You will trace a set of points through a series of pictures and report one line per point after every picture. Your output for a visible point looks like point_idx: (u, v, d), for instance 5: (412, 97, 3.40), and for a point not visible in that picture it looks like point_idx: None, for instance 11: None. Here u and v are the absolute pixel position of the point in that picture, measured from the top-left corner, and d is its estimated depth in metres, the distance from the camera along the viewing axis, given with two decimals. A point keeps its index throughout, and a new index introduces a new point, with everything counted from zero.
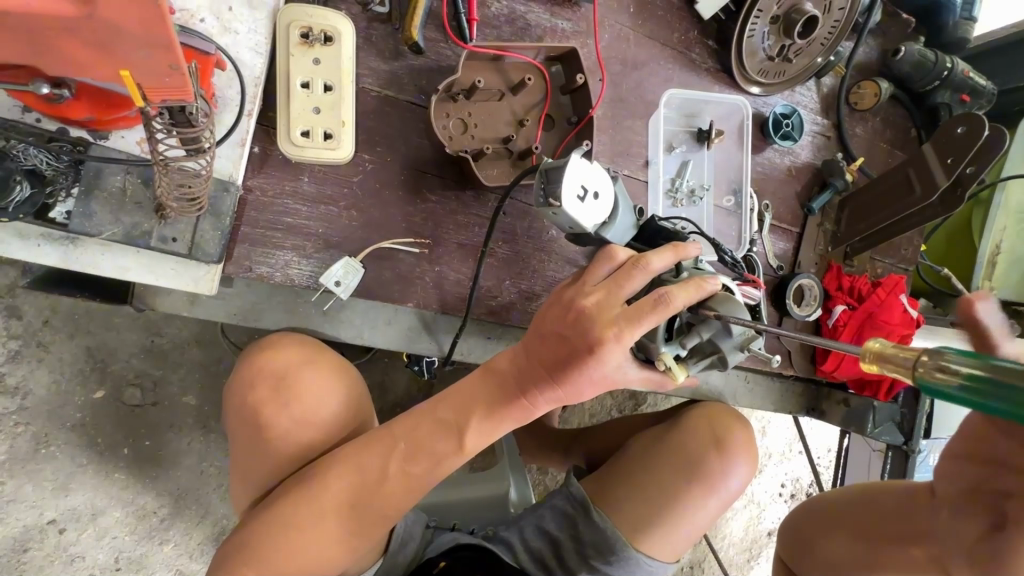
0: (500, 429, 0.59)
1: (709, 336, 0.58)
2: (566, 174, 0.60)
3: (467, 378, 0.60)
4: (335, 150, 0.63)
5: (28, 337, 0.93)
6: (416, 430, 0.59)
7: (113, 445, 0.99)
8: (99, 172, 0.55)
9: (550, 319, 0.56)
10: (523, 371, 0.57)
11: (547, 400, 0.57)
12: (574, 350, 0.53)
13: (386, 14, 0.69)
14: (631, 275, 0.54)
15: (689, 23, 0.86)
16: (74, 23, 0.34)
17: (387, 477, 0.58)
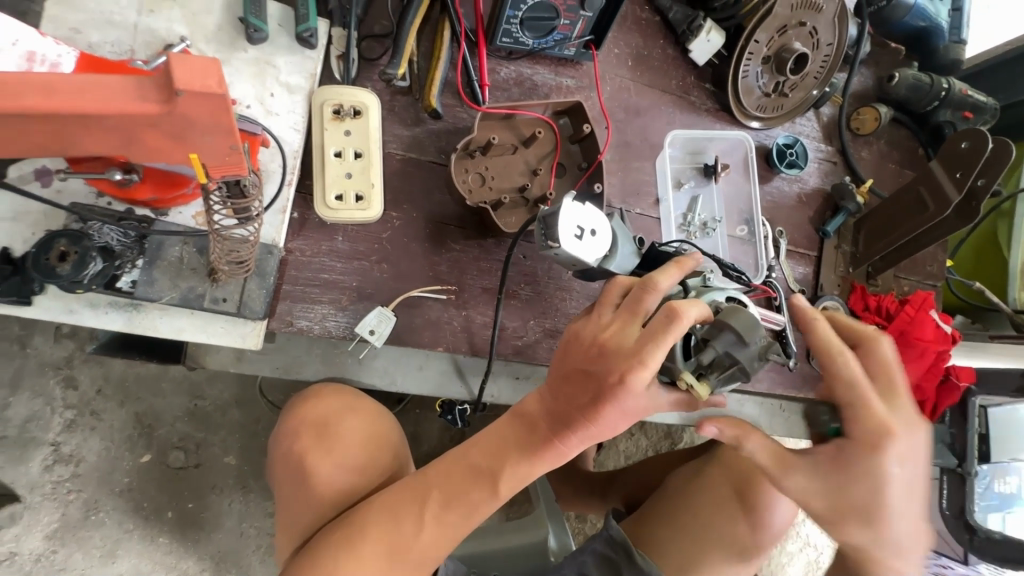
0: (534, 473, 0.59)
1: (725, 350, 0.58)
2: (562, 217, 0.63)
3: (497, 421, 0.62)
4: (367, 210, 0.70)
5: (83, 406, 1.00)
6: (450, 476, 0.59)
7: (158, 509, 1.02)
8: (161, 244, 0.61)
9: (573, 354, 0.58)
10: (554, 409, 0.58)
11: (581, 437, 0.57)
12: (602, 383, 0.55)
13: (407, 87, 0.75)
14: (643, 297, 0.57)
15: (686, 70, 0.91)
16: (155, 119, 0.39)
17: (422, 527, 0.58)
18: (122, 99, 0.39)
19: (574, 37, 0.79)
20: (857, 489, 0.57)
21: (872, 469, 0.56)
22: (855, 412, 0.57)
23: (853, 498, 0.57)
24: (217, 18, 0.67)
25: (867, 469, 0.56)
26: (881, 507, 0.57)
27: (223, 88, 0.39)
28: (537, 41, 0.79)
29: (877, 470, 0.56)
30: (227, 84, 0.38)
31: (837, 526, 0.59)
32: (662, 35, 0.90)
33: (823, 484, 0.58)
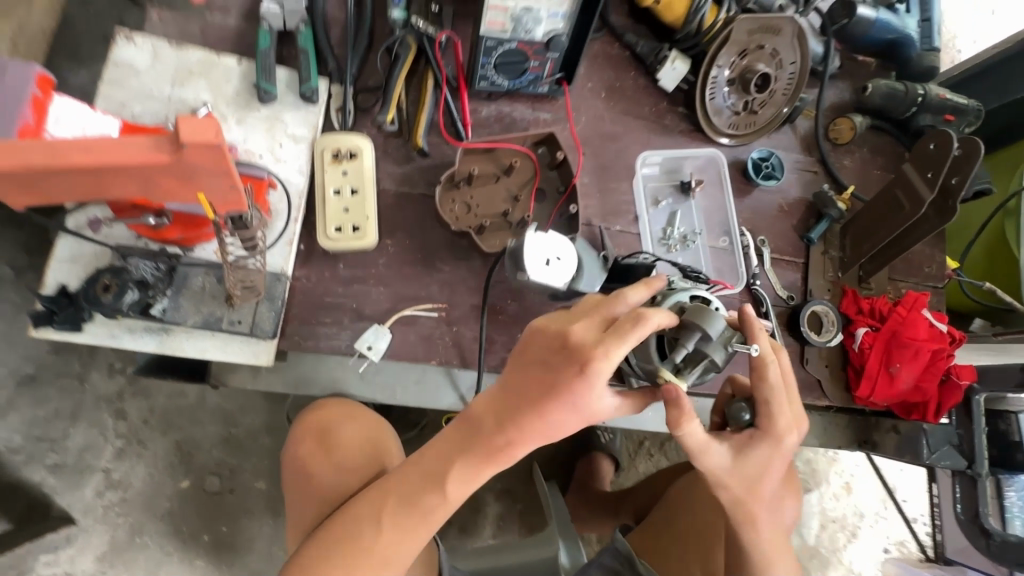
0: (479, 476, 0.63)
1: (694, 346, 0.64)
2: (528, 252, 0.71)
3: (445, 430, 0.66)
4: (362, 239, 0.78)
5: (131, 436, 1.32)
6: (404, 482, 0.64)
7: (195, 532, 1.32)
8: (186, 275, 0.71)
9: (526, 357, 0.62)
10: (500, 415, 0.62)
11: (527, 436, 0.61)
12: (564, 378, 0.59)
13: (397, 130, 0.85)
14: (612, 304, 0.62)
15: (658, 96, 0.98)
16: (168, 167, 0.48)
17: (381, 530, 0.63)
18: (140, 151, 0.47)
19: (546, 75, 0.87)
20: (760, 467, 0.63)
21: (771, 456, 0.63)
22: (767, 408, 0.63)
23: (751, 476, 0.63)
24: (234, 86, 0.79)
25: (767, 455, 0.63)
26: (769, 484, 0.64)
27: (220, 139, 0.47)
28: (512, 82, 0.87)
29: (777, 451, 0.63)
30: (223, 136, 0.47)
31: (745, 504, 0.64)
32: (633, 67, 0.98)
33: (734, 463, 0.63)
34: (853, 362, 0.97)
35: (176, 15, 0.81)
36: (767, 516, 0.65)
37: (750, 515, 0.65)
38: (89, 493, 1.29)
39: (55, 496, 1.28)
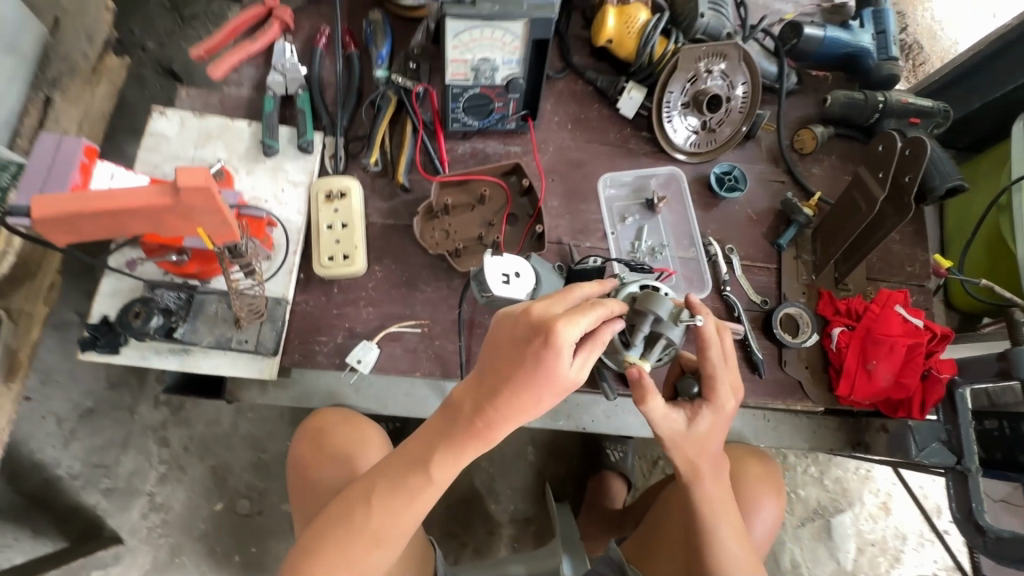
0: (462, 458, 0.67)
1: (650, 328, 0.69)
2: (486, 271, 0.79)
3: (433, 417, 0.70)
4: (352, 265, 0.90)
5: (173, 462, 1.46)
6: (392, 467, 0.69)
7: (228, 552, 1.43)
8: (203, 302, 0.84)
9: (496, 338, 0.66)
10: (479, 396, 0.65)
11: (508, 414, 0.64)
12: (531, 348, 0.62)
13: (382, 171, 0.97)
14: (568, 291, 0.68)
15: (621, 124, 1.07)
16: (171, 208, 0.60)
17: (371, 513, 0.67)
18: (151, 195, 0.59)
19: (511, 113, 0.98)
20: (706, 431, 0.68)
21: (715, 421, 0.68)
22: (711, 381, 0.67)
23: (699, 441, 0.68)
24: (246, 144, 0.94)
25: (712, 421, 0.67)
26: (714, 447, 0.69)
27: (210, 183, 0.59)
28: (482, 122, 0.99)
29: (717, 416, 0.68)
30: (213, 179, 0.58)
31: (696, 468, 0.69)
32: (597, 100, 1.08)
33: (683, 428, 0.67)
34: (833, 362, 0.98)
35: (201, 91, 0.97)
36: (713, 476, 0.70)
37: (697, 473, 0.69)
38: (135, 515, 1.42)
39: (107, 518, 1.41)
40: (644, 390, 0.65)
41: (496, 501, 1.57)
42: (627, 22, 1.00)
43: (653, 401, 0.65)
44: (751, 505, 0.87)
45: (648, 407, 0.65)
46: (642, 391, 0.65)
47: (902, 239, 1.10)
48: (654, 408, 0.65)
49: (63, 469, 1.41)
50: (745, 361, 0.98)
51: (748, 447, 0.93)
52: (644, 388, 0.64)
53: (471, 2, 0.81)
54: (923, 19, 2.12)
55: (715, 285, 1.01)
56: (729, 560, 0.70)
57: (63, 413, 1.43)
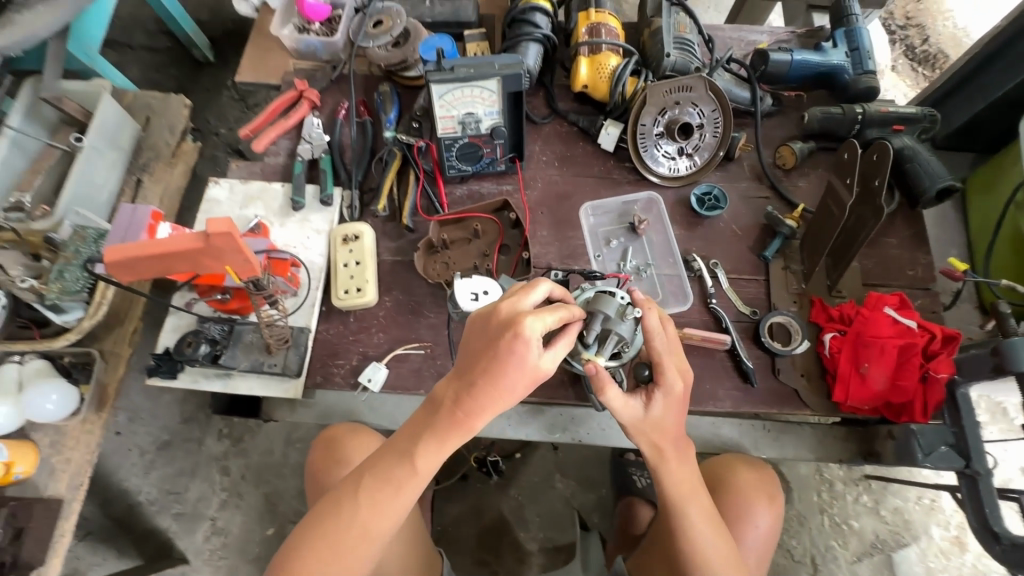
0: (446, 447, 0.72)
1: (600, 326, 0.84)
2: (456, 292, 0.94)
3: (417, 412, 0.75)
4: (364, 296, 1.04)
5: (233, 489, 1.63)
6: (380, 461, 0.74)
7: None
8: (242, 333, 1.00)
9: (472, 336, 0.72)
10: (457, 390, 0.71)
11: (486, 406, 0.70)
12: (502, 342, 0.68)
13: (389, 216, 1.13)
14: (529, 287, 0.74)
15: (605, 157, 1.17)
16: (204, 250, 0.76)
17: (359, 507, 0.72)
18: (189, 242, 0.76)
19: (499, 157, 1.11)
20: (663, 416, 0.78)
21: (669, 405, 0.78)
22: (659, 367, 0.78)
23: (657, 422, 0.78)
24: (279, 201, 1.13)
25: (665, 403, 0.78)
26: (671, 427, 0.79)
27: (231, 229, 0.74)
28: (474, 166, 1.12)
29: (672, 402, 0.78)
30: (234, 225, 0.74)
31: (659, 451, 0.79)
32: (581, 138, 1.18)
33: (642, 414, 0.78)
34: (828, 368, 0.98)
35: (247, 162, 1.19)
36: (676, 458, 0.80)
37: (660, 454, 0.80)
38: (200, 537, 1.59)
39: (176, 539, 1.59)
40: (600, 382, 0.75)
41: (525, 530, 1.59)
42: (599, 69, 1.12)
43: (612, 390, 0.76)
44: (742, 511, 0.94)
45: (608, 395, 0.76)
46: (601, 385, 0.75)
47: (901, 243, 1.10)
48: (613, 399, 0.76)
49: (142, 495, 1.61)
50: (736, 371, 1.00)
51: (739, 456, 1.01)
52: (599, 381, 0.74)
53: (450, 69, 0.97)
54: (946, 28, 2.09)
55: (702, 298, 1.06)
56: (703, 538, 0.80)
57: (144, 445, 1.64)
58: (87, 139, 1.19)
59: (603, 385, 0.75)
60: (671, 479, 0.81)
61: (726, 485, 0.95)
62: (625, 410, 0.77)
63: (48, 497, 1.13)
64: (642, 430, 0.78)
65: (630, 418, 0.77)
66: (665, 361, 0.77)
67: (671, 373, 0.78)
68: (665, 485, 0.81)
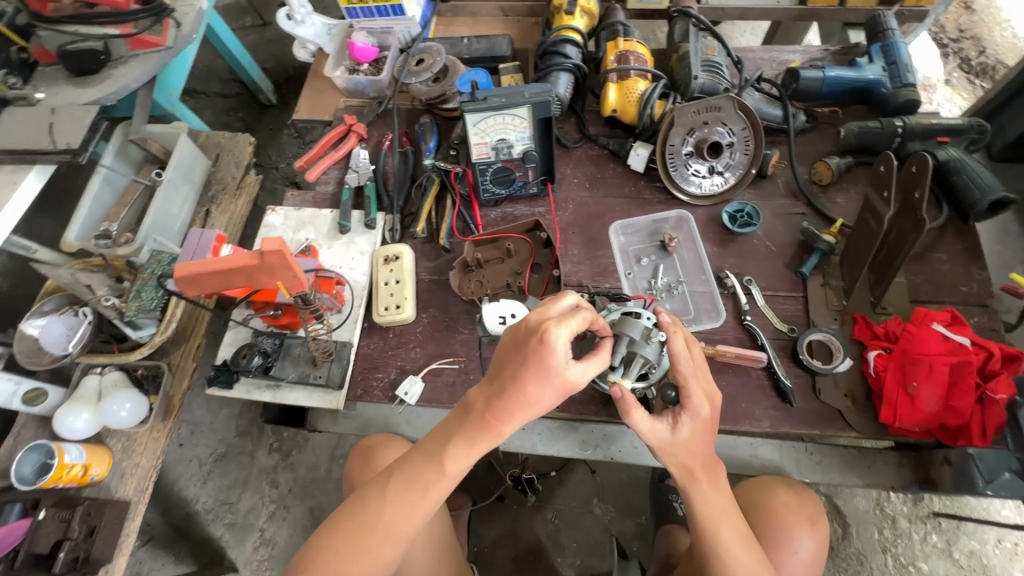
0: (472, 451, 0.75)
1: (626, 349, 0.84)
2: (485, 317, 1.00)
3: (447, 416, 0.79)
4: (402, 313, 1.09)
5: (281, 501, 1.71)
6: (408, 464, 0.77)
7: None
8: (290, 346, 1.07)
9: (506, 343, 0.75)
10: (486, 394, 0.74)
11: (513, 411, 0.72)
12: (529, 348, 0.70)
13: (427, 237, 1.19)
14: (559, 297, 0.77)
15: (635, 177, 1.19)
16: (258, 266, 0.84)
17: (385, 508, 0.75)
18: (246, 259, 0.83)
19: (531, 180, 1.16)
20: (692, 439, 0.77)
21: (696, 427, 0.77)
22: (685, 391, 0.77)
23: (685, 446, 0.77)
24: (328, 226, 1.22)
25: (692, 426, 0.77)
26: (699, 449, 0.78)
27: (282, 247, 0.82)
28: (508, 189, 1.17)
29: (699, 424, 0.77)
30: (284, 243, 0.82)
31: (689, 475, 0.78)
32: (612, 161, 1.22)
33: (669, 434, 0.77)
34: (874, 387, 0.94)
35: (301, 191, 1.28)
36: (708, 482, 0.79)
37: (691, 477, 0.78)
38: (249, 547, 1.66)
39: (228, 548, 1.66)
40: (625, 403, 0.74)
41: (562, 555, 1.56)
42: (627, 93, 1.16)
43: (637, 412, 0.75)
44: (782, 537, 0.89)
45: (634, 416, 0.75)
46: (625, 404, 0.74)
47: (952, 258, 1.05)
48: (638, 419, 0.75)
49: (199, 504, 1.70)
50: (774, 390, 0.97)
51: (779, 477, 0.97)
52: (623, 401, 0.73)
53: (483, 99, 1.03)
54: (1004, 39, 2.00)
55: (736, 315, 1.04)
56: (741, 565, 0.77)
57: (203, 456, 1.75)
58: (166, 175, 1.34)
59: (629, 406, 0.75)
60: (705, 504, 0.79)
61: (763, 508, 0.92)
62: (652, 430, 0.76)
63: (118, 498, 1.22)
64: (670, 451, 0.77)
65: (656, 437, 0.77)
66: (691, 381, 0.77)
67: (700, 394, 0.77)
68: (698, 510, 0.79)
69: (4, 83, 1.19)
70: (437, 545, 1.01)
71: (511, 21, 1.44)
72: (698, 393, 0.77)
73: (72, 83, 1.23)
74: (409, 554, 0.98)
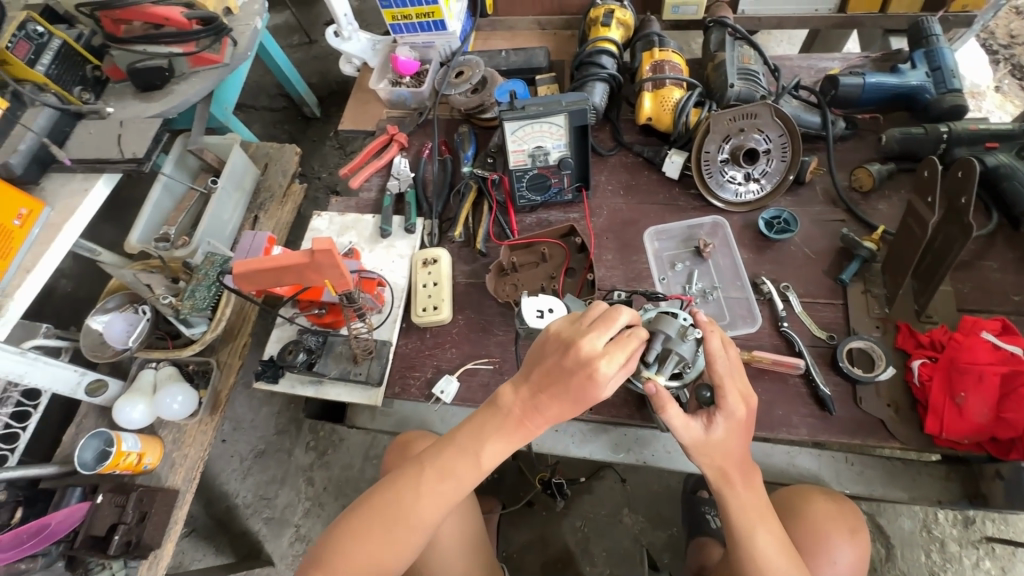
0: (506, 450, 0.78)
1: (661, 346, 0.84)
2: (523, 309, 0.99)
3: (481, 410, 0.81)
4: (439, 314, 1.13)
5: (316, 498, 1.76)
6: (441, 455, 0.79)
7: None
8: (332, 344, 1.12)
9: (550, 357, 0.75)
10: (526, 402, 0.77)
11: (547, 421, 0.77)
12: (577, 380, 0.72)
13: (464, 242, 1.23)
14: (612, 315, 0.75)
15: (669, 184, 1.20)
16: (309, 266, 0.89)
17: (420, 497, 0.77)
18: (299, 259, 0.88)
19: (566, 186, 1.19)
20: (727, 441, 0.77)
21: (731, 428, 0.77)
22: (720, 391, 0.77)
23: (719, 446, 0.77)
24: (370, 230, 1.27)
25: (727, 426, 0.77)
26: (734, 451, 0.78)
27: (331, 246, 0.87)
28: (543, 196, 1.20)
29: (735, 426, 0.77)
30: (333, 243, 0.87)
31: (725, 478, 0.78)
32: (646, 168, 1.23)
33: (704, 433, 0.77)
34: (919, 397, 0.92)
35: (344, 198, 1.35)
36: (744, 484, 0.79)
37: (726, 479, 0.78)
38: (285, 542, 1.71)
39: (265, 542, 1.72)
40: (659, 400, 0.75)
41: (591, 563, 1.55)
42: (662, 102, 1.18)
43: (671, 408, 0.75)
44: (821, 547, 0.87)
45: (668, 413, 0.75)
46: (659, 400, 0.75)
47: (1003, 267, 1.02)
48: (673, 416, 0.75)
49: (239, 499, 1.76)
50: (813, 398, 0.96)
51: (817, 487, 0.95)
52: (655, 397, 0.74)
53: (522, 107, 1.06)
54: None
55: (773, 321, 1.03)
56: (776, 567, 0.76)
57: (244, 452, 1.81)
58: (220, 183, 1.43)
59: (664, 403, 0.75)
60: (741, 509, 0.78)
61: (800, 515, 0.90)
62: (687, 428, 0.76)
63: (168, 487, 1.29)
64: (706, 451, 0.77)
65: (691, 437, 0.77)
66: (727, 382, 0.77)
67: (738, 397, 0.77)
68: (733, 513, 0.78)
69: (79, 98, 1.30)
70: (470, 545, 1.01)
71: (548, 34, 1.49)
72: (735, 395, 0.77)
73: (139, 97, 1.33)
74: (442, 550, 0.98)
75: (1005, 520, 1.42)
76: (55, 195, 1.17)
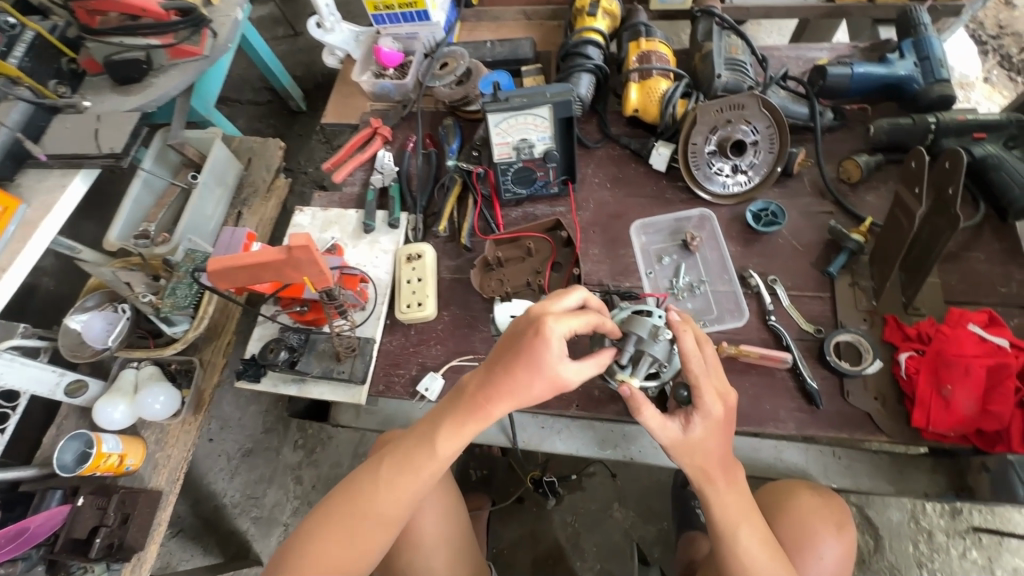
0: (464, 435, 0.76)
1: (634, 347, 0.85)
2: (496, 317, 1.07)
3: (441, 400, 0.80)
4: (423, 311, 1.11)
5: (305, 495, 1.75)
6: (400, 447, 0.79)
7: None
8: (314, 342, 1.10)
9: (507, 330, 0.78)
10: (483, 378, 0.75)
11: (501, 399, 0.74)
12: (526, 339, 0.72)
13: (448, 236, 1.21)
14: (567, 292, 0.79)
15: (657, 177, 1.19)
16: (287, 263, 0.87)
17: (379, 490, 0.76)
18: (275, 256, 0.86)
19: (553, 179, 1.16)
20: (704, 437, 0.76)
21: (710, 426, 0.76)
22: (697, 391, 0.76)
23: (698, 446, 0.76)
24: (353, 225, 1.24)
25: (705, 426, 0.76)
26: (713, 450, 0.77)
27: (308, 242, 0.86)
28: (528, 189, 1.18)
29: (712, 424, 0.76)
30: (311, 239, 0.85)
31: (705, 477, 0.77)
32: (633, 160, 1.22)
33: (682, 433, 0.75)
34: (905, 390, 0.91)
35: (327, 193, 1.31)
36: (723, 482, 0.77)
37: (706, 477, 0.77)
38: (273, 541, 1.70)
39: (254, 542, 1.70)
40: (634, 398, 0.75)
41: (582, 559, 1.54)
42: (649, 93, 1.16)
43: (647, 410, 0.75)
44: (806, 542, 0.87)
45: (643, 413, 0.75)
46: (632, 398, 0.74)
47: (990, 257, 1.01)
48: (649, 417, 0.75)
49: (227, 498, 1.74)
50: (800, 393, 0.95)
51: (805, 482, 0.94)
52: (628, 398, 0.74)
53: (505, 99, 1.05)
54: None
55: (760, 315, 1.02)
56: (759, 566, 0.76)
57: (231, 451, 1.79)
58: (201, 178, 1.40)
59: (640, 403, 0.75)
60: (722, 507, 0.77)
61: (785, 511, 0.89)
62: (665, 429, 0.75)
63: (150, 488, 1.26)
64: (687, 452, 0.76)
65: (669, 437, 0.76)
66: (704, 381, 0.75)
67: (715, 394, 0.76)
68: (713, 512, 0.78)
69: (55, 91, 1.24)
70: (456, 545, 0.99)
71: (534, 23, 1.46)
72: (711, 393, 0.76)
73: (117, 90, 1.29)
74: (425, 550, 0.96)
75: (991, 510, 1.43)
76: (30, 193, 1.14)
